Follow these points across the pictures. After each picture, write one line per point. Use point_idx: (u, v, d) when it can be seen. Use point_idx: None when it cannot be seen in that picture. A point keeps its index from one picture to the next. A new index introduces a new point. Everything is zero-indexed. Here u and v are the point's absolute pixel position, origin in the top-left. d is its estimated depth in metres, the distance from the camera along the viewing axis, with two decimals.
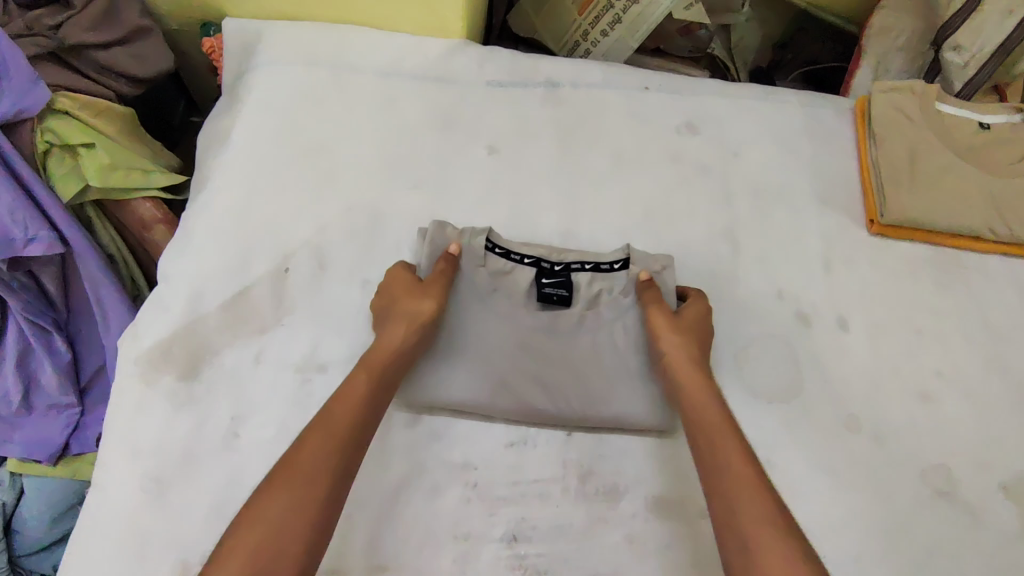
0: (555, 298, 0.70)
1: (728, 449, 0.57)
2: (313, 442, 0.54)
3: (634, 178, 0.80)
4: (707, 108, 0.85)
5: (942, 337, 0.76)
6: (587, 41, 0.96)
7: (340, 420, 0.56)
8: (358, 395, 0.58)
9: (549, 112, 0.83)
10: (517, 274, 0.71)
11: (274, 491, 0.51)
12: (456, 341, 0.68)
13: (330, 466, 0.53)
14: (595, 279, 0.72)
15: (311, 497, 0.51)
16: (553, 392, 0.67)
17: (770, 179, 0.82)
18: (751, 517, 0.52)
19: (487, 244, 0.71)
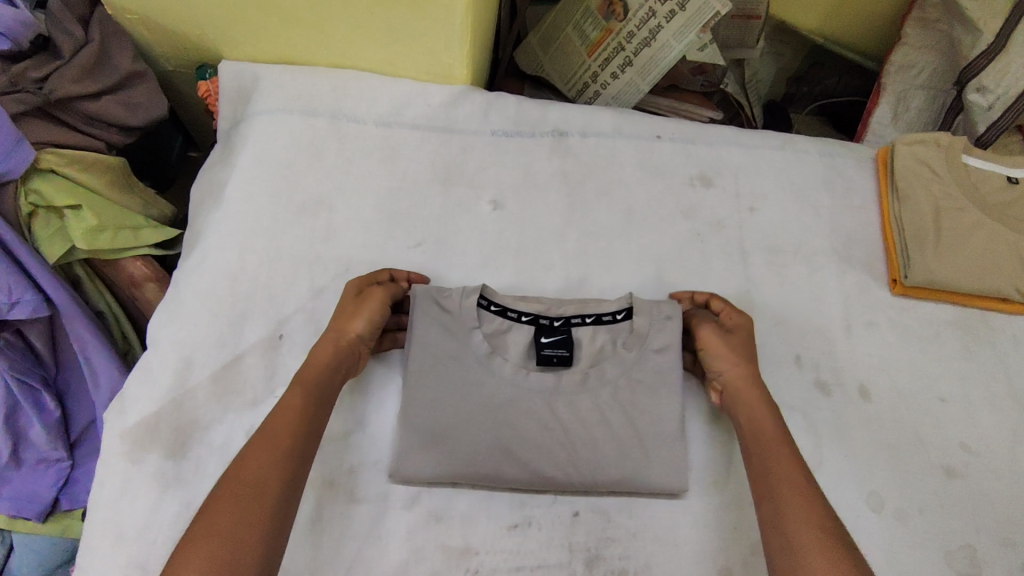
0: (555, 360, 0.66)
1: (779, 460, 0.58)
2: (251, 462, 0.54)
3: (644, 234, 0.77)
4: (722, 159, 0.82)
5: (968, 406, 0.73)
6: (597, 83, 0.92)
7: (279, 432, 0.56)
8: (295, 410, 0.58)
9: (557, 164, 0.79)
10: (515, 333, 0.67)
11: (212, 520, 0.50)
12: (451, 404, 0.63)
13: (272, 487, 0.53)
14: (596, 334, 0.67)
15: (255, 519, 0.51)
16: (559, 457, 0.63)
17: (788, 235, 0.79)
18: (803, 523, 0.53)
19: (482, 301, 0.67)
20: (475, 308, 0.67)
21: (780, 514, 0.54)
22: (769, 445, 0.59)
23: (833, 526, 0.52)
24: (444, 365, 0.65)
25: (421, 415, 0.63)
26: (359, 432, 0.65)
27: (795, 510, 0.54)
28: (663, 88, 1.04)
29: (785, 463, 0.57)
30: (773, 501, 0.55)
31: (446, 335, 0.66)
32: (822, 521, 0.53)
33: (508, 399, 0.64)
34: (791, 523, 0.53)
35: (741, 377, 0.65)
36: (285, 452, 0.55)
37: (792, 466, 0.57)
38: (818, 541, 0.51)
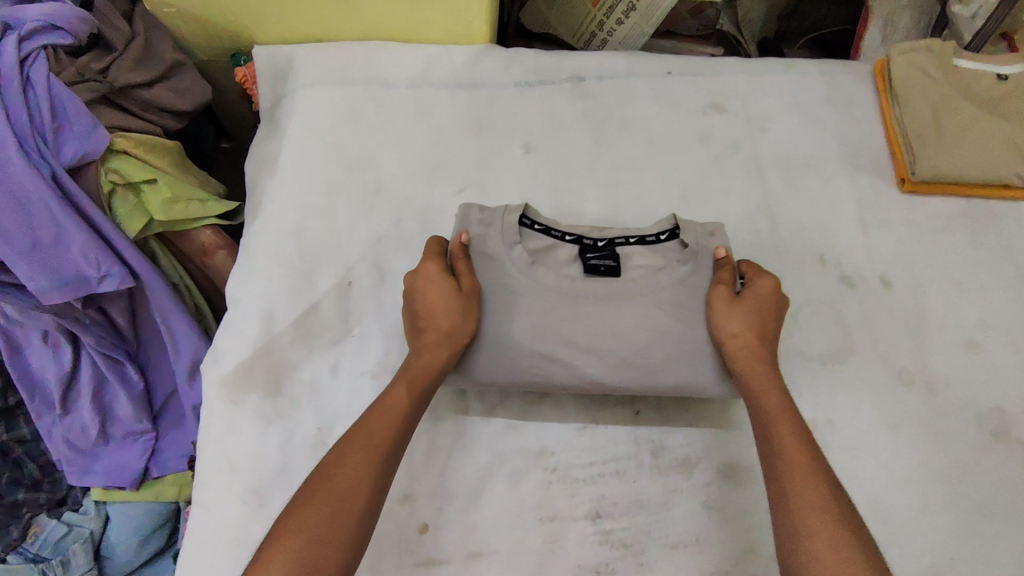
0: (602, 269, 0.70)
1: (786, 441, 0.60)
2: (349, 457, 0.58)
3: (667, 161, 0.83)
4: (731, 87, 0.87)
5: (982, 285, 0.79)
6: (604, 31, 0.98)
7: (377, 432, 0.60)
8: (396, 413, 0.62)
9: (579, 105, 0.85)
10: (560, 250, 0.72)
11: (304, 510, 0.55)
12: (499, 313, 0.67)
13: (360, 489, 0.57)
14: (640, 251, 0.72)
15: (343, 512, 0.55)
16: (609, 363, 0.66)
17: (799, 149, 0.85)
18: (811, 506, 0.55)
19: (527, 222, 0.72)
20: (519, 226, 0.71)
21: (789, 492, 0.57)
22: (777, 427, 0.61)
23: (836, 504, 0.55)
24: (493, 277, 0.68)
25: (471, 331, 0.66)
26: None
27: (804, 490, 0.56)
28: (662, 35, 1.10)
29: (799, 450, 0.59)
30: (782, 483, 0.57)
31: (490, 247, 0.70)
32: (833, 507, 0.55)
33: (556, 303, 0.67)
34: (802, 508, 0.55)
35: (761, 347, 0.65)
36: (378, 452, 0.59)
37: (802, 449, 0.59)
38: (832, 532, 0.53)
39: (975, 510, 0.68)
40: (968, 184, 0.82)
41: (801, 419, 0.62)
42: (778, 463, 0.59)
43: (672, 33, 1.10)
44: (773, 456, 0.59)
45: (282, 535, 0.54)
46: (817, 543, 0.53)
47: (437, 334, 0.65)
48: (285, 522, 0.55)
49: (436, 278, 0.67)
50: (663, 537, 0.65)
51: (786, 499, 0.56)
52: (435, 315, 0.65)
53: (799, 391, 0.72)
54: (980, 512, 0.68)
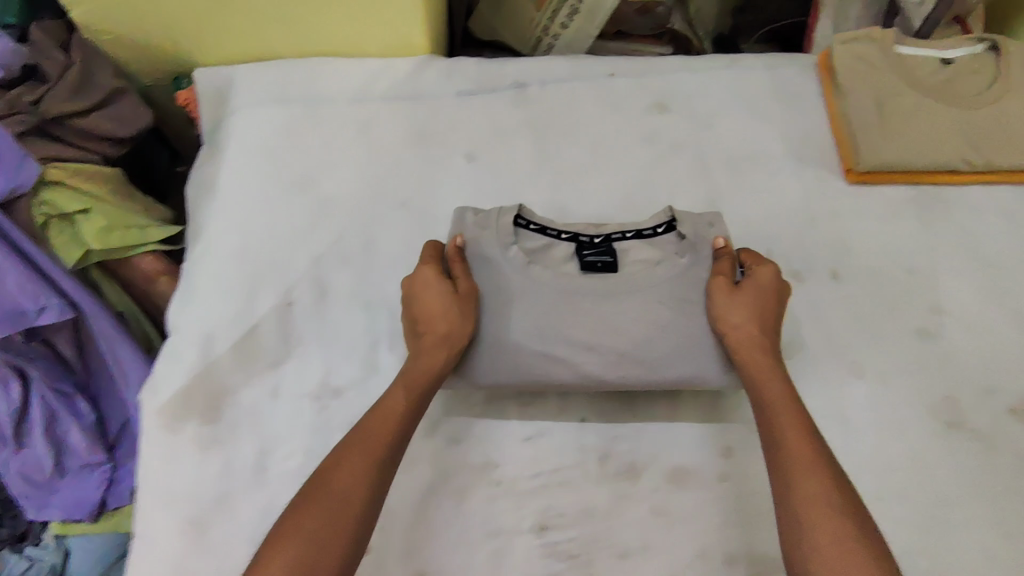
0: (600, 265, 0.69)
1: (794, 432, 0.58)
2: (343, 464, 0.56)
3: (612, 162, 0.82)
4: (675, 86, 0.87)
5: (932, 273, 0.78)
6: (549, 35, 0.97)
7: (373, 439, 0.58)
8: (392, 419, 0.60)
9: (522, 112, 0.84)
10: (556, 248, 0.71)
11: (298, 523, 0.53)
12: (497, 315, 0.66)
13: (353, 498, 0.55)
14: (638, 245, 0.71)
15: (336, 525, 0.53)
16: (610, 360, 0.65)
17: (745, 145, 0.84)
18: (819, 498, 0.53)
19: (521, 221, 0.71)
20: (514, 226, 0.70)
21: (797, 487, 0.54)
22: (785, 418, 0.59)
23: (845, 497, 0.54)
24: (488, 280, 0.67)
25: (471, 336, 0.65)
26: (374, 376, 0.69)
27: (810, 482, 0.54)
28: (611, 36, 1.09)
29: (805, 441, 0.57)
30: (788, 474, 0.56)
31: (487, 249, 0.69)
32: (842, 500, 0.53)
33: (554, 303, 0.66)
34: (810, 500, 0.53)
35: (763, 339, 0.64)
36: (373, 461, 0.57)
37: (811, 441, 0.57)
38: (839, 525, 0.52)
39: (930, 503, 0.66)
40: (914, 172, 0.81)
41: (806, 410, 0.61)
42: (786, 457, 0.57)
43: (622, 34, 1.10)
44: (779, 450, 0.58)
45: (272, 549, 0.52)
46: (826, 540, 0.51)
47: (436, 338, 0.64)
48: (275, 531, 0.53)
49: (433, 281, 0.66)
50: (610, 546, 0.64)
51: (791, 494, 0.54)
52: (433, 319, 0.65)
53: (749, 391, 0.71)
54: (936, 505, 0.66)
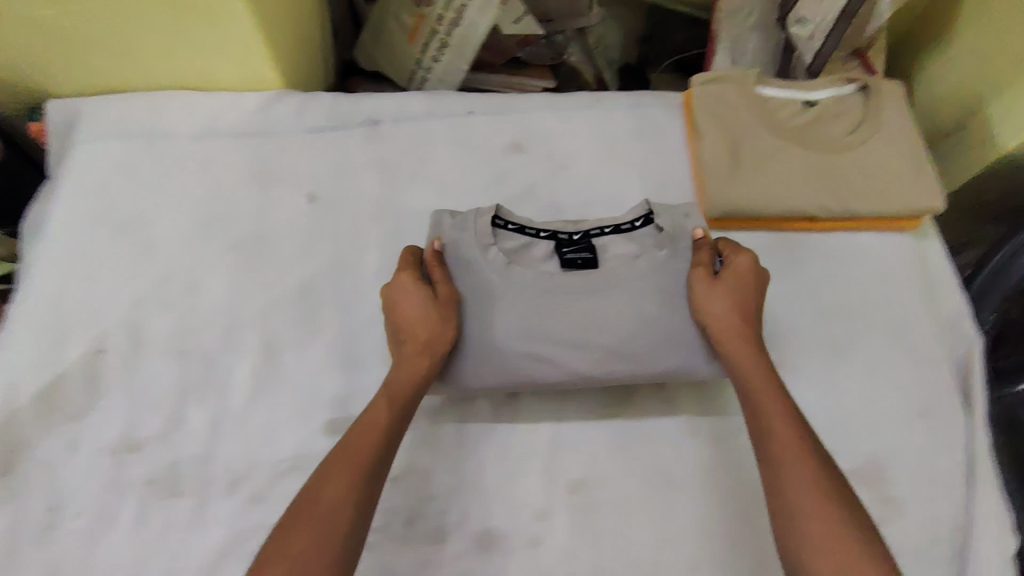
0: (579, 263, 0.68)
1: (777, 427, 0.58)
2: (329, 467, 0.56)
3: (459, 205, 0.79)
4: (534, 124, 0.84)
5: (782, 324, 0.75)
6: (422, 68, 0.93)
7: (356, 446, 0.58)
8: (380, 423, 0.60)
9: (371, 150, 0.81)
10: (535, 247, 0.70)
11: (285, 532, 0.53)
12: (479, 317, 0.65)
13: (343, 502, 0.54)
14: (617, 240, 0.71)
15: (330, 525, 0.53)
16: (598, 356, 0.65)
17: (599, 188, 0.81)
18: (804, 490, 0.53)
19: (498, 221, 0.70)
20: (491, 227, 0.69)
21: (782, 485, 0.54)
22: (766, 413, 0.59)
23: (830, 485, 0.54)
24: (469, 282, 0.67)
25: (458, 337, 0.65)
26: (178, 430, 0.67)
27: (796, 474, 0.54)
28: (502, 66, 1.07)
29: (789, 434, 0.57)
30: (773, 468, 0.56)
31: (466, 252, 0.68)
32: (828, 488, 0.53)
33: (537, 303, 0.65)
34: (792, 494, 0.54)
35: (749, 329, 0.64)
36: (354, 465, 0.57)
37: (796, 433, 0.57)
38: (824, 515, 0.52)
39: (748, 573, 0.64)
40: (772, 219, 0.78)
41: (790, 401, 0.60)
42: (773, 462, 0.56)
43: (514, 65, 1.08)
44: (764, 449, 0.57)
45: (281, 550, 0.52)
46: (815, 539, 0.51)
47: (416, 346, 0.63)
48: (285, 531, 0.53)
49: (411, 287, 0.65)
50: None
51: (782, 493, 0.54)
52: (415, 325, 0.64)
53: (571, 449, 0.68)
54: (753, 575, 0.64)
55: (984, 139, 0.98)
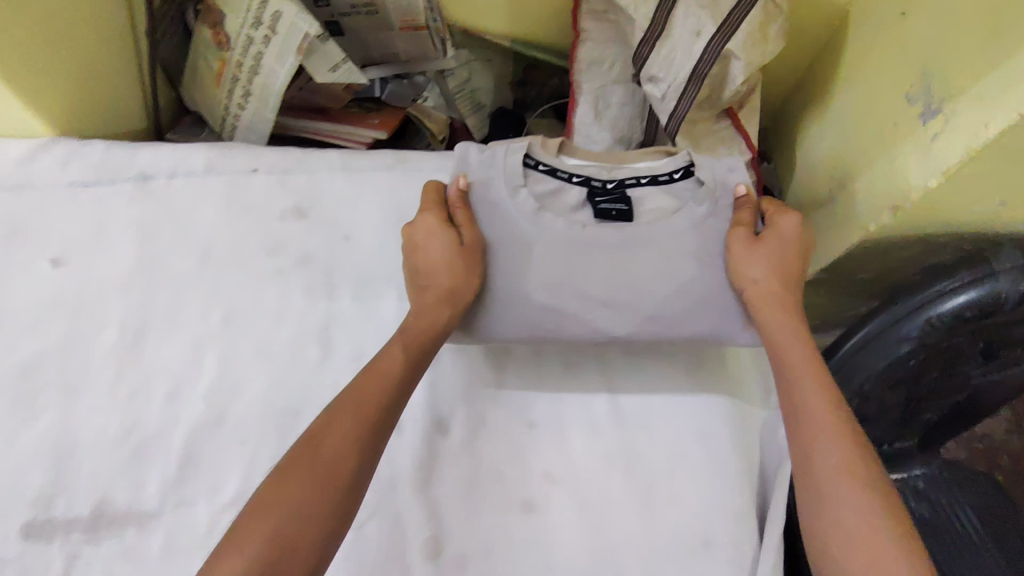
0: (613, 213, 0.71)
1: (814, 402, 0.62)
2: (341, 417, 0.58)
3: (220, 278, 0.71)
4: (322, 189, 0.76)
5: (557, 432, 0.69)
6: (230, 115, 0.86)
7: (371, 397, 0.60)
8: (389, 372, 0.62)
9: (136, 210, 0.74)
10: (569, 192, 0.72)
11: (289, 471, 0.55)
12: (508, 266, 0.67)
13: (347, 457, 0.57)
14: (651, 192, 0.74)
15: (334, 473, 0.55)
16: (616, 313, 0.66)
17: (380, 263, 0.73)
18: (842, 466, 0.58)
19: (531, 162, 0.73)
20: (524, 167, 0.72)
21: (816, 460, 0.59)
22: (802, 383, 0.63)
23: (864, 461, 0.58)
24: (495, 227, 0.69)
25: (488, 283, 0.67)
26: None
27: (826, 450, 0.59)
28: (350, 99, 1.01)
29: (823, 409, 0.61)
30: (805, 441, 0.60)
31: (493, 193, 0.70)
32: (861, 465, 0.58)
33: (572, 253, 0.67)
34: (825, 468, 0.58)
35: (784, 298, 0.67)
36: (366, 416, 0.59)
37: (830, 407, 0.61)
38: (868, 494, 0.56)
39: None
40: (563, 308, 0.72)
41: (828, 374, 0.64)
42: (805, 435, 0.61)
43: (364, 99, 1.02)
44: (803, 425, 0.61)
45: (284, 488, 0.54)
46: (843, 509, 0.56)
47: (439, 294, 0.65)
48: (290, 471, 0.55)
49: (437, 230, 0.68)
50: None
51: (813, 467, 0.59)
52: (438, 274, 0.66)
53: None
54: None
55: (852, 215, 0.87)
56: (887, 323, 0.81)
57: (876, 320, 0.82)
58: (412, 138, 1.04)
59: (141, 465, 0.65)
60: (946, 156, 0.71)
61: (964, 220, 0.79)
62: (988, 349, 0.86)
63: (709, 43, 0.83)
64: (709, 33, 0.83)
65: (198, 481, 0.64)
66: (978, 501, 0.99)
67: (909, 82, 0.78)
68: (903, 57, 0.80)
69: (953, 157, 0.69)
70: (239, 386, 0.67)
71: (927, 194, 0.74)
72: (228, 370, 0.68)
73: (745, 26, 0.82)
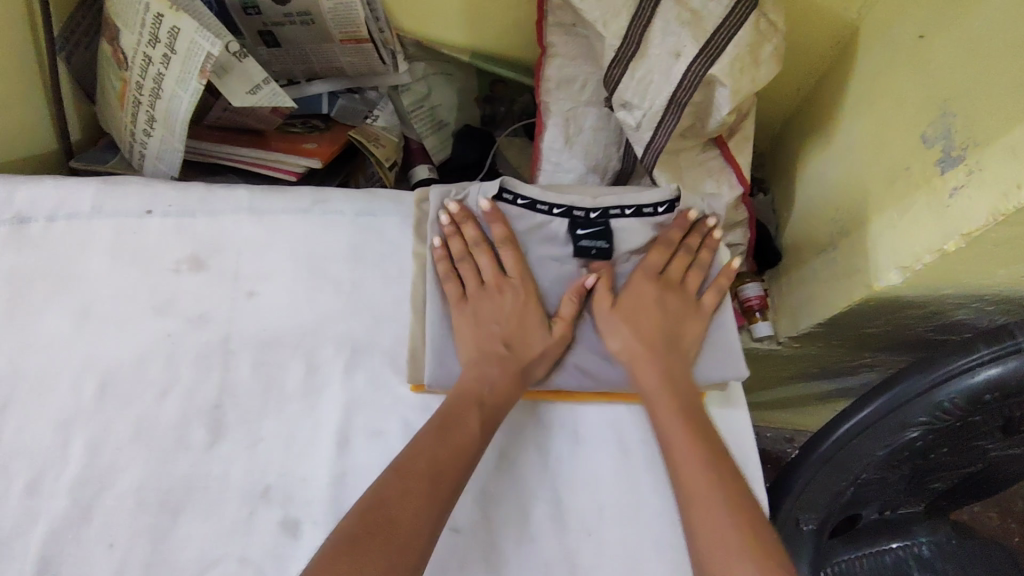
0: (593, 253, 0.63)
1: (680, 442, 0.54)
2: (410, 482, 0.50)
3: (100, 341, 0.60)
4: (225, 234, 0.65)
5: (487, 533, 0.56)
6: (138, 142, 0.76)
7: (442, 458, 0.52)
8: (471, 437, 0.54)
9: (7, 259, 0.63)
10: (547, 227, 0.63)
11: (350, 553, 0.45)
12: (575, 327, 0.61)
13: (420, 532, 0.48)
14: (636, 225, 0.64)
15: (403, 556, 0.46)
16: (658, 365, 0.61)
17: (287, 326, 0.62)
18: (710, 500, 0.50)
19: (506, 195, 0.63)
20: (497, 203, 0.63)
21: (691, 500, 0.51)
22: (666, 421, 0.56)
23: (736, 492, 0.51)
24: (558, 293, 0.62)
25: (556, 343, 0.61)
26: None
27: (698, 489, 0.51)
28: (290, 114, 0.88)
29: (688, 441, 0.54)
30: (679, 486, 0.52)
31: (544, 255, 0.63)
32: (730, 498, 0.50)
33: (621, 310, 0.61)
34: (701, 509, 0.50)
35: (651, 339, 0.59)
36: (437, 488, 0.50)
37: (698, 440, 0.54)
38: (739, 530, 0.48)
39: None
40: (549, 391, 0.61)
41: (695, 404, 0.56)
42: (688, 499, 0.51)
43: (309, 115, 0.89)
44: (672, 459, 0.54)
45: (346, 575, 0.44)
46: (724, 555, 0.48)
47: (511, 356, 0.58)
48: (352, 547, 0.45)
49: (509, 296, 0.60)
50: None
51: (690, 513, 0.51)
52: (513, 335, 0.59)
53: None
54: None
55: (855, 269, 0.74)
56: (891, 405, 0.66)
57: (880, 398, 0.67)
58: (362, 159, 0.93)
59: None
60: (967, 215, 0.58)
61: (989, 282, 0.65)
62: (1009, 425, 0.69)
63: (691, 66, 0.71)
64: (691, 54, 0.71)
65: None
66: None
67: (924, 121, 0.66)
68: (921, 88, 0.67)
69: (978, 217, 0.57)
70: (111, 476, 0.56)
71: (946, 256, 0.61)
72: (99, 456, 0.56)
73: (732, 49, 0.70)
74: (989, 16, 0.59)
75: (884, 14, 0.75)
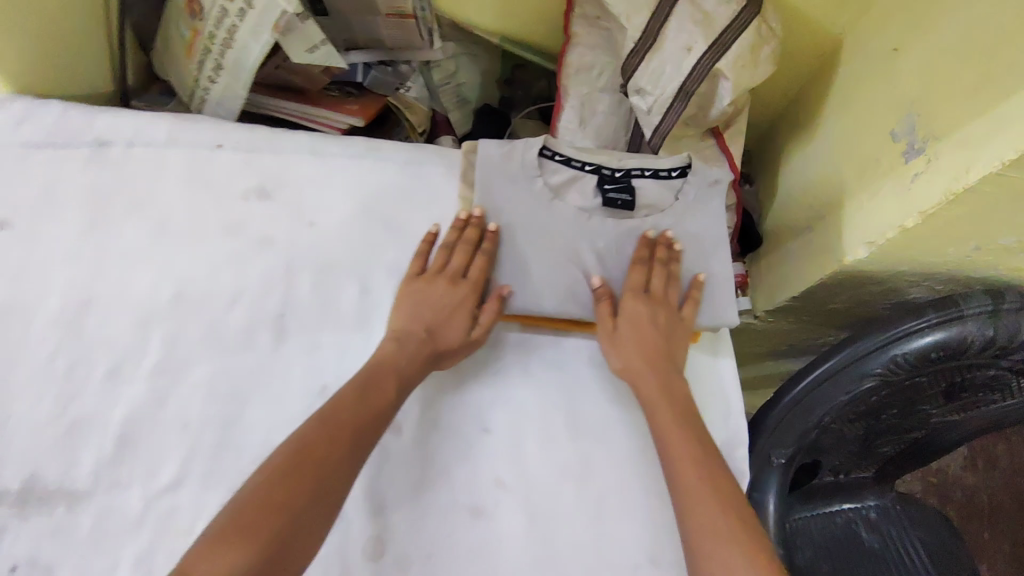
0: (619, 203, 0.71)
1: (676, 439, 0.60)
2: (341, 427, 0.55)
3: (171, 253, 0.67)
4: (287, 170, 0.72)
5: (514, 437, 0.64)
6: (200, 87, 0.83)
7: (364, 412, 0.57)
8: (390, 395, 0.60)
9: (89, 176, 0.69)
10: (579, 181, 0.72)
11: (281, 474, 0.51)
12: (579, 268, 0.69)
13: (345, 471, 0.54)
14: (653, 185, 0.73)
15: (327, 485, 0.52)
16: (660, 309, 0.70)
17: (341, 253, 0.70)
18: (700, 487, 0.57)
19: (546, 151, 0.72)
20: (538, 157, 0.71)
21: (682, 486, 0.57)
22: (661, 420, 0.62)
23: (721, 482, 0.57)
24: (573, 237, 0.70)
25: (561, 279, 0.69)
26: None
27: (690, 475, 0.57)
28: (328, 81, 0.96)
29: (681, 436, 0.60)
30: (672, 471, 0.59)
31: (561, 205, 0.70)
32: (719, 487, 0.56)
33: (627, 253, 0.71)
34: (689, 490, 0.57)
35: (655, 355, 0.65)
36: (358, 440, 0.56)
37: (693, 440, 0.60)
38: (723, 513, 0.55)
39: None
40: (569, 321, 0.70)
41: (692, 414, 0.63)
42: (682, 491, 0.57)
43: (345, 82, 0.97)
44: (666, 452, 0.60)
45: (280, 488, 0.50)
46: (709, 533, 0.53)
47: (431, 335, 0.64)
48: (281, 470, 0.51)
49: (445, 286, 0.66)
50: None
51: (685, 496, 0.57)
52: (443, 314, 0.65)
53: None
54: None
55: (828, 248, 0.85)
56: (852, 358, 0.77)
57: (842, 352, 0.78)
58: (391, 125, 1.03)
59: (77, 442, 0.59)
60: (925, 196, 0.69)
61: (939, 259, 0.77)
62: (949, 389, 0.81)
63: (700, 59, 0.81)
64: (700, 50, 0.81)
65: (132, 465, 0.59)
66: (929, 535, 0.93)
67: (895, 119, 0.77)
68: (894, 90, 0.78)
69: (933, 198, 0.68)
70: (184, 370, 0.63)
71: (906, 232, 0.73)
72: (173, 351, 0.63)
73: (736, 47, 0.81)
74: (952, 32, 0.71)
75: (864, 30, 0.87)
